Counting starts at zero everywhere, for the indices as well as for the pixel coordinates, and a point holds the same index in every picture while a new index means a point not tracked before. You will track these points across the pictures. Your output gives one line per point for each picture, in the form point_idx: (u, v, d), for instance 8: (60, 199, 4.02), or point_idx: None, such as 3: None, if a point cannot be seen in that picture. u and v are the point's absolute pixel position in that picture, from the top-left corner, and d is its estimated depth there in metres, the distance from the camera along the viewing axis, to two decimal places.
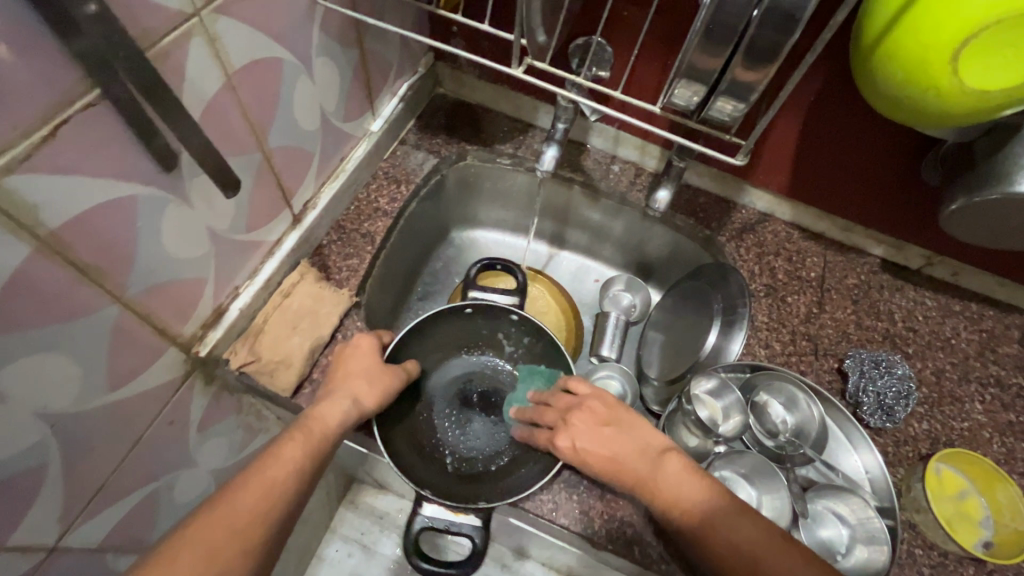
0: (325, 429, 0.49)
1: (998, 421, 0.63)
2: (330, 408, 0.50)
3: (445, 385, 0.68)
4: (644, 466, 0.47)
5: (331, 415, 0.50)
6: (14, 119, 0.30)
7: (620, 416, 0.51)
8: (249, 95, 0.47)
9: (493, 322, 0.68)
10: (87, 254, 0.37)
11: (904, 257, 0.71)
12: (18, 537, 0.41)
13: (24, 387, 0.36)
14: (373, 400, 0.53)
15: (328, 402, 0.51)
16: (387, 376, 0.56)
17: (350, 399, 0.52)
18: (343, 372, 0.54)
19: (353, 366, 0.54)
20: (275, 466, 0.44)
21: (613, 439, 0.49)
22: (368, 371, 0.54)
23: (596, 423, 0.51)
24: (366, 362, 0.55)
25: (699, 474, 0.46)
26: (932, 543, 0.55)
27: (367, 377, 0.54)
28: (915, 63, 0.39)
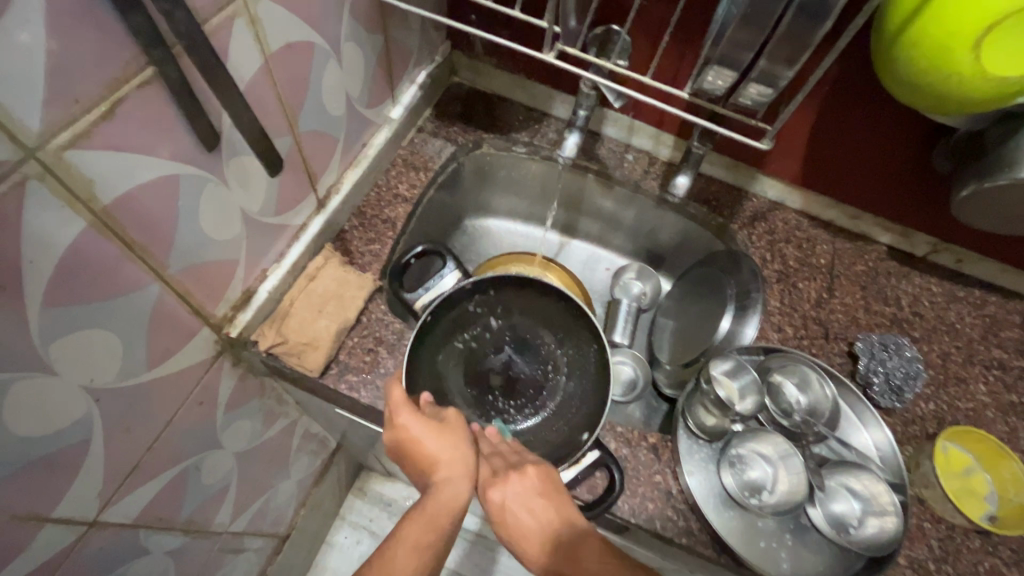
0: (447, 505, 0.49)
1: (1001, 402, 0.66)
2: (446, 494, 0.49)
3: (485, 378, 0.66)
4: (542, 538, 0.50)
5: (450, 494, 0.49)
6: (75, 95, 0.31)
7: (541, 499, 0.51)
8: (285, 78, 0.47)
9: (464, 324, 0.66)
10: (132, 230, 0.38)
11: (910, 244, 0.73)
12: (63, 510, 0.41)
13: (76, 359, 0.37)
14: (462, 469, 0.51)
15: (438, 487, 0.49)
16: (456, 438, 0.52)
17: (459, 477, 0.50)
18: (426, 456, 0.51)
19: (427, 449, 0.51)
20: (399, 554, 0.46)
21: (531, 509, 0.50)
22: (444, 441, 0.51)
23: (533, 490, 0.51)
24: (436, 431, 0.52)
25: (614, 550, 0.48)
26: (941, 517, 0.58)
27: (440, 447, 0.51)
28: (937, 50, 0.41)
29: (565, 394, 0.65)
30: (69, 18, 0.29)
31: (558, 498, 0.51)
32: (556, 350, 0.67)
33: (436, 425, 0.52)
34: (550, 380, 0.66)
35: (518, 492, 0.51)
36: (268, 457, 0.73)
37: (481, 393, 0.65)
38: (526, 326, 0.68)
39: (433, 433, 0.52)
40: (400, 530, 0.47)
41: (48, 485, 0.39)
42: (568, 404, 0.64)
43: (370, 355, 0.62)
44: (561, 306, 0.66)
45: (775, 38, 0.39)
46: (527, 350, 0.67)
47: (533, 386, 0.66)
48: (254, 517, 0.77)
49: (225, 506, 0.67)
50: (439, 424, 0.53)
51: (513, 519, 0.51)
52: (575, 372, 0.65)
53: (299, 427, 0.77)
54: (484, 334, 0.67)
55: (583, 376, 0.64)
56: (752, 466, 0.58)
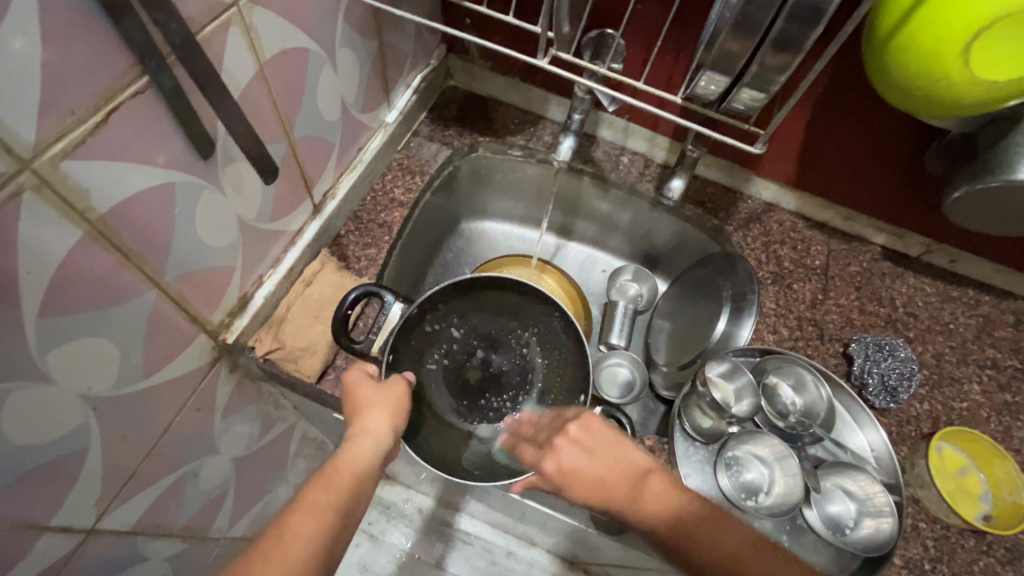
0: (349, 462, 0.47)
1: (995, 401, 0.66)
2: (354, 445, 0.48)
3: (472, 380, 0.64)
4: (624, 487, 0.46)
5: (358, 450, 0.48)
6: (71, 105, 0.31)
7: (614, 439, 0.49)
8: (280, 85, 0.47)
9: (437, 342, 0.65)
10: (130, 239, 0.38)
11: (904, 245, 0.74)
12: (60, 518, 0.41)
13: (73, 369, 0.37)
14: (394, 416, 0.53)
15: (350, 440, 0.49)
16: (388, 389, 0.54)
17: (371, 428, 0.50)
18: (356, 404, 0.52)
19: (362, 405, 0.52)
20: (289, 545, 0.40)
21: (586, 469, 0.48)
22: (376, 391, 0.53)
23: (582, 444, 0.49)
24: (371, 384, 0.54)
25: (682, 488, 0.46)
26: (936, 517, 0.58)
27: (375, 396, 0.53)
28: (928, 55, 0.41)
29: (550, 372, 0.64)
30: (63, 29, 0.29)
31: (623, 447, 0.49)
32: (525, 335, 0.66)
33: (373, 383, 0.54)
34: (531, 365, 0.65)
35: (575, 455, 0.49)
36: (266, 462, 0.73)
37: (477, 400, 0.64)
38: (487, 324, 0.67)
39: (367, 384, 0.54)
40: (309, 493, 0.44)
41: (45, 493, 0.39)
42: (557, 383, 0.64)
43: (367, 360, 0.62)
44: (507, 290, 0.66)
45: (768, 44, 0.39)
46: (495, 342, 0.66)
47: (519, 378, 0.65)
48: (252, 522, 0.77)
49: (224, 511, 0.67)
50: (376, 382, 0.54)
51: (575, 474, 0.48)
52: (552, 349, 0.65)
53: (297, 431, 0.77)
54: (453, 345, 0.65)
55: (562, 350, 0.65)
56: (748, 468, 0.58)
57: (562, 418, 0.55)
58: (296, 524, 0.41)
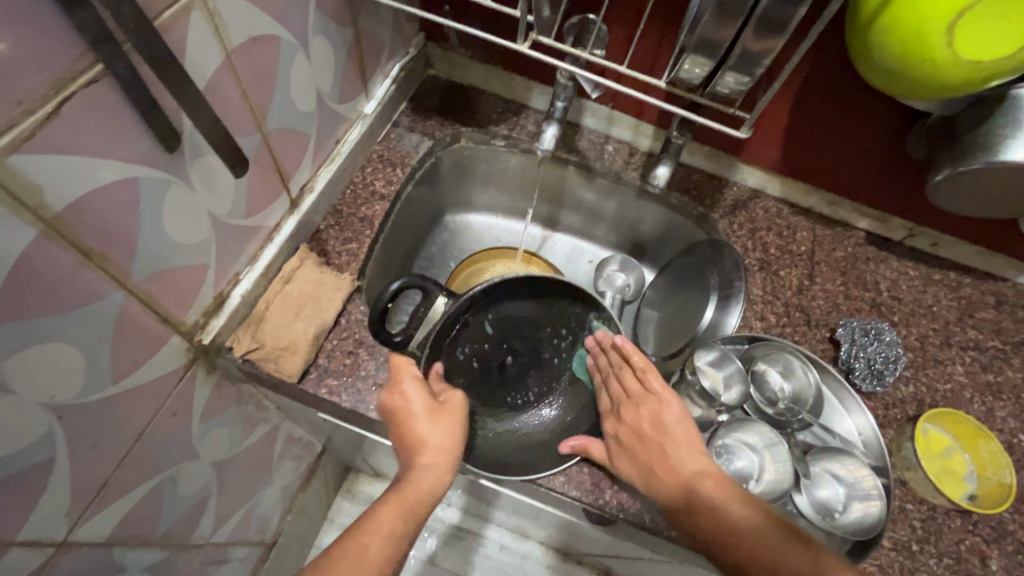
0: (420, 493, 0.51)
1: (978, 382, 0.67)
2: (424, 480, 0.51)
3: (497, 376, 0.65)
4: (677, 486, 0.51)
5: (427, 483, 0.51)
6: (17, 95, 0.29)
7: (680, 432, 0.54)
8: (249, 74, 0.45)
9: (472, 337, 0.64)
10: (91, 239, 0.36)
11: (887, 229, 0.74)
12: (28, 532, 0.40)
13: (32, 376, 0.35)
14: (455, 443, 0.54)
15: (419, 471, 0.52)
16: (445, 415, 0.54)
17: (437, 464, 0.52)
18: (416, 435, 0.52)
19: (420, 429, 0.52)
20: (376, 531, 0.49)
21: (561, 510, 0.52)
22: (436, 420, 0.53)
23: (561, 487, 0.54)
24: (429, 415, 0.53)
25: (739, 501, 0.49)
26: (923, 498, 0.58)
27: (434, 429, 0.53)
28: (912, 34, 0.40)
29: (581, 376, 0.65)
30: (2, 13, 0.27)
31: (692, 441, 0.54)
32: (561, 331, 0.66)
33: (433, 403, 0.54)
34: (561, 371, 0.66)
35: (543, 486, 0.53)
36: (249, 464, 0.72)
37: (502, 389, 0.64)
38: (525, 321, 0.66)
39: (426, 416, 0.53)
40: (380, 512, 0.50)
41: (9, 508, 0.37)
42: (583, 384, 0.64)
43: (350, 357, 0.60)
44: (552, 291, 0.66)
45: (752, 26, 0.38)
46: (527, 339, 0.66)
47: (545, 378, 0.65)
48: (237, 525, 0.76)
49: (207, 515, 0.66)
50: (436, 401, 0.54)
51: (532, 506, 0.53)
52: (586, 359, 0.65)
53: (281, 431, 0.76)
54: (484, 342, 0.65)
55: (594, 360, 0.64)
56: (738, 456, 0.58)
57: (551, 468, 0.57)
58: (373, 531, 0.49)
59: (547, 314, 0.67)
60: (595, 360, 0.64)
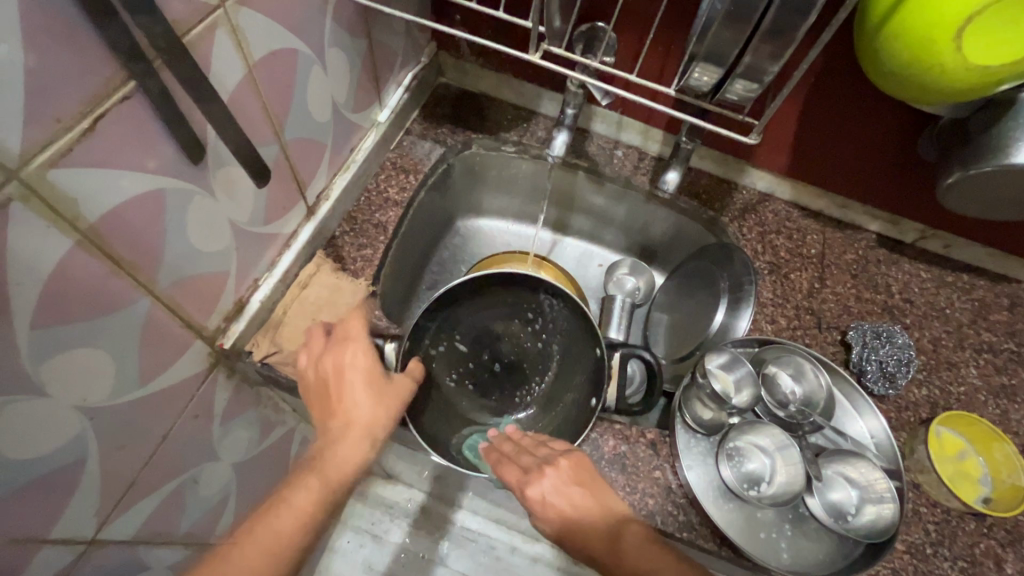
0: (337, 471, 0.49)
1: (992, 384, 0.67)
2: (340, 453, 0.50)
3: (493, 381, 0.65)
4: (603, 523, 0.50)
5: (342, 456, 0.50)
6: (57, 113, 0.30)
7: (585, 476, 0.51)
8: (269, 87, 0.47)
9: (450, 362, 0.63)
10: (121, 248, 0.38)
11: (899, 232, 0.74)
12: (60, 531, 0.41)
13: (66, 380, 0.37)
14: (385, 416, 0.52)
15: (336, 444, 0.50)
16: (387, 387, 0.53)
17: (363, 435, 0.51)
18: (347, 398, 0.51)
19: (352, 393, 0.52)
20: (288, 514, 0.45)
21: (578, 501, 0.51)
22: (375, 391, 0.52)
23: (567, 479, 0.51)
24: (367, 385, 0.52)
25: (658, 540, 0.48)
26: (936, 501, 0.58)
27: (371, 399, 0.52)
28: (919, 41, 0.41)
29: (564, 343, 0.65)
30: (45, 36, 0.28)
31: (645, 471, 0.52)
32: (527, 314, 0.66)
33: (379, 372, 0.53)
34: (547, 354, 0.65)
35: (555, 482, 0.51)
36: (266, 467, 0.73)
37: (501, 399, 0.65)
38: (490, 326, 0.65)
39: (364, 381, 0.52)
40: (291, 491, 0.47)
41: (43, 507, 0.39)
42: (569, 354, 0.64)
43: None
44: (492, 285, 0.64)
45: (759, 36, 0.39)
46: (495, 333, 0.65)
47: (530, 372, 0.65)
48: None
49: (226, 515, 0.67)
50: (383, 372, 0.54)
51: (552, 507, 0.51)
52: (558, 331, 0.65)
53: (297, 434, 0.78)
54: (465, 360, 0.64)
55: (567, 331, 0.64)
56: (750, 458, 0.58)
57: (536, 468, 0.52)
58: (299, 500, 0.46)
59: (507, 299, 0.65)
60: (565, 326, 0.64)
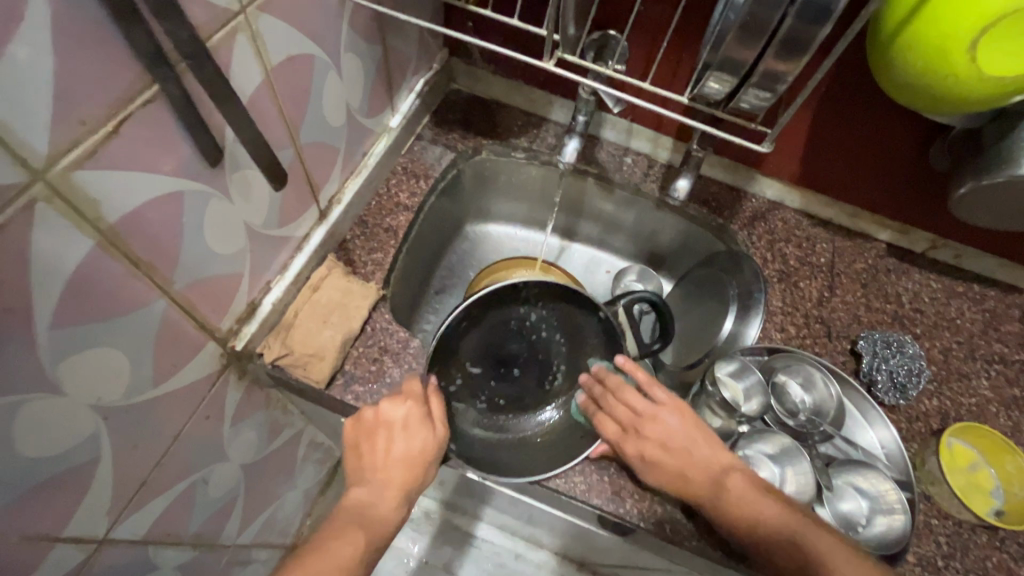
0: (380, 516, 0.52)
1: (1004, 396, 0.66)
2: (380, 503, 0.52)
3: (522, 389, 0.67)
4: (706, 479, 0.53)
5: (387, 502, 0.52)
6: (82, 116, 0.31)
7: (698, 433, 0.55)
8: (286, 92, 0.47)
9: (471, 390, 0.65)
10: (139, 249, 0.38)
11: (909, 241, 0.74)
12: (73, 529, 0.41)
13: (83, 380, 0.37)
14: (422, 463, 0.55)
15: (371, 496, 0.53)
16: (426, 429, 0.56)
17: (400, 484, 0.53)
18: (385, 448, 0.54)
19: (391, 445, 0.54)
20: (330, 560, 0.46)
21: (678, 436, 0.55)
22: (410, 438, 0.54)
23: (682, 415, 0.56)
24: (408, 436, 0.54)
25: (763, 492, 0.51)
26: (947, 513, 0.58)
27: (409, 443, 0.54)
28: (935, 50, 0.40)
29: (564, 330, 0.68)
30: (73, 41, 0.29)
31: (709, 436, 0.55)
32: (520, 319, 0.68)
33: (417, 420, 0.55)
34: (557, 348, 0.68)
35: (673, 425, 0.56)
36: (273, 469, 0.73)
37: (535, 411, 0.66)
38: (493, 343, 0.66)
39: (401, 429, 0.54)
40: (332, 541, 0.47)
41: (58, 505, 0.39)
42: (572, 340, 0.67)
43: (376, 364, 0.60)
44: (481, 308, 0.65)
45: (773, 46, 0.39)
46: (501, 345, 0.67)
47: (547, 368, 0.67)
48: (261, 527, 0.78)
49: (233, 517, 0.68)
50: (420, 418, 0.56)
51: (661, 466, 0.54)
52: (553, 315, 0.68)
53: (303, 436, 0.78)
54: (488, 382, 0.66)
55: (560, 312, 0.67)
56: (760, 468, 0.57)
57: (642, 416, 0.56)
58: (340, 547, 0.47)
59: (502, 309, 0.67)
60: (557, 314, 0.67)
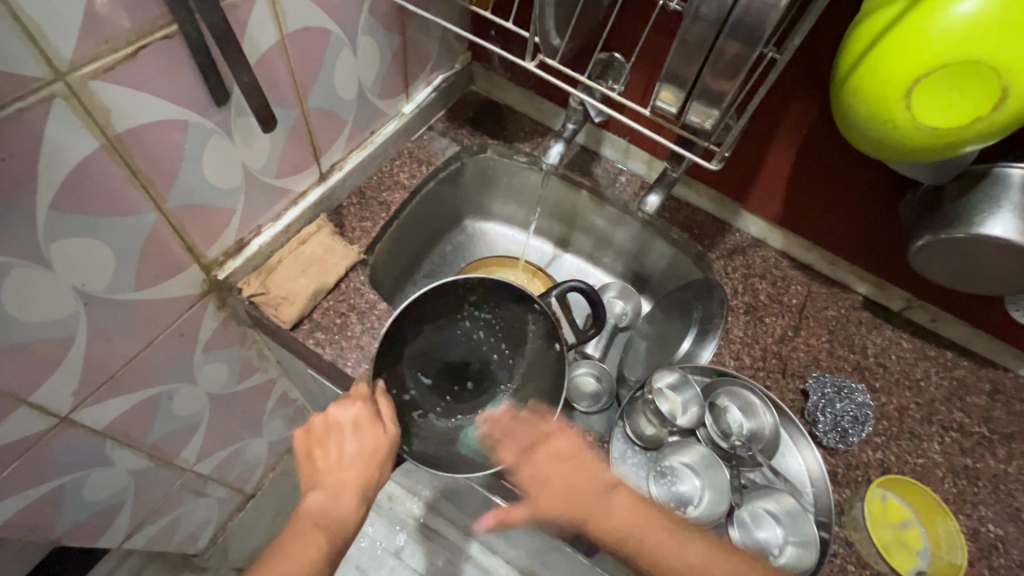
0: (342, 514, 0.54)
1: (954, 463, 0.65)
2: (337, 512, 0.54)
3: (478, 392, 0.64)
4: (597, 490, 0.56)
5: (348, 504, 0.55)
6: (107, 35, 0.37)
7: (577, 463, 0.57)
8: (299, 57, 0.54)
9: (427, 398, 0.62)
10: (140, 161, 0.44)
11: (885, 297, 0.74)
12: (38, 397, 0.47)
13: (69, 262, 0.43)
14: (375, 463, 0.55)
15: (323, 499, 0.55)
16: (377, 431, 0.56)
17: (355, 487, 0.55)
18: (339, 448, 0.56)
19: (344, 448, 0.56)
20: (287, 565, 0.51)
21: (572, 477, 0.56)
22: (358, 437, 0.56)
23: (558, 457, 0.58)
24: (354, 432, 0.56)
25: (646, 503, 0.55)
26: (866, 563, 0.57)
27: (359, 445, 0.56)
28: (874, 95, 0.43)
29: (506, 325, 0.66)
30: None
31: (585, 464, 0.57)
32: (470, 318, 0.66)
33: (360, 419, 0.56)
34: (506, 365, 0.65)
35: (563, 449, 0.58)
36: (241, 409, 0.79)
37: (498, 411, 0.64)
38: (440, 354, 0.64)
39: (351, 430, 0.56)
40: (289, 544, 0.52)
41: (30, 370, 0.45)
42: (511, 337, 0.66)
43: (342, 319, 0.65)
44: (421, 320, 0.63)
45: (711, 61, 0.42)
46: (450, 344, 0.65)
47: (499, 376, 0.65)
48: (221, 464, 0.83)
49: (194, 443, 0.73)
50: (363, 417, 0.57)
51: (545, 480, 0.57)
52: (497, 310, 0.66)
53: (276, 387, 0.83)
54: (440, 379, 0.63)
55: (503, 315, 0.66)
56: (682, 479, 0.59)
57: (541, 442, 0.59)
58: (298, 547, 0.52)
59: (447, 311, 0.65)
60: (495, 311, 0.66)
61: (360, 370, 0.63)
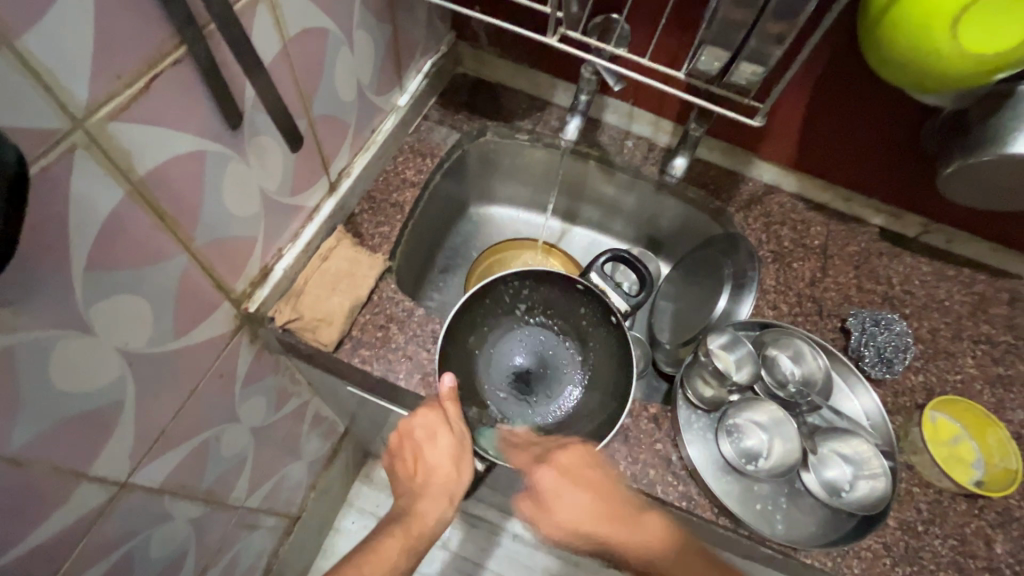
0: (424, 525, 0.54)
1: (989, 374, 0.68)
2: (424, 514, 0.55)
3: (535, 380, 0.68)
4: (583, 510, 0.50)
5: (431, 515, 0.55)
6: (119, 70, 0.33)
7: (571, 474, 0.52)
8: (301, 64, 0.50)
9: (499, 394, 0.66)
10: (165, 202, 0.40)
11: (901, 225, 0.76)
12: (98, 468, 0.44)
13: (110, 323, 0.39)
14: (459, 466, 0.56)
15: (421, 507, 0.55)
16: (449, 434, 0.56)
17: (442, 492, 0.55)
18: (423, 461, 0.56)
19: (430, 458, 0.56)
20: (379, 563, 0.51)
21: (581, 506, 0.50)
22: (433, 446, 0.56)
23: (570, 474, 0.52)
24: (432, 442, 0.56)
25: (642, 525, 0.50)
26: (929, 481, 0.60)
27: (440, 454, 0.56)
28: (918, 27, 0.43)
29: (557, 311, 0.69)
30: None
31: (597, 484, 0.52)
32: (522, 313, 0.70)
33: (432, 426, 0.56)
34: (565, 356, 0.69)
35: (567, 468, 0.53)
36: (280, 438, 0.76)
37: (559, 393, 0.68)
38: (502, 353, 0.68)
39: (426, 442, 0.56)
40: (382, 543, 0.53)
41: (86, 443, 0.42)
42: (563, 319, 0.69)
43: (381, 331, 0.63)
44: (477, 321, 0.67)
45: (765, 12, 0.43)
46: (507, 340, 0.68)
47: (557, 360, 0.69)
48: (267, 494, 0.81)
49: (243, 479, 0.70)
50: (434, 425, 0.56)
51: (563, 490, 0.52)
52: (543, 299, 0.69)
53: (310, 408, 0.81)
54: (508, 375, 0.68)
55: (553, 301, 0.69)
56: (748, 435, 0.60)
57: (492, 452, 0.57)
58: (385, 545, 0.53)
59: (498, 308, 0.68)
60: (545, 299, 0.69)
61: (412, 380, 0.61)
